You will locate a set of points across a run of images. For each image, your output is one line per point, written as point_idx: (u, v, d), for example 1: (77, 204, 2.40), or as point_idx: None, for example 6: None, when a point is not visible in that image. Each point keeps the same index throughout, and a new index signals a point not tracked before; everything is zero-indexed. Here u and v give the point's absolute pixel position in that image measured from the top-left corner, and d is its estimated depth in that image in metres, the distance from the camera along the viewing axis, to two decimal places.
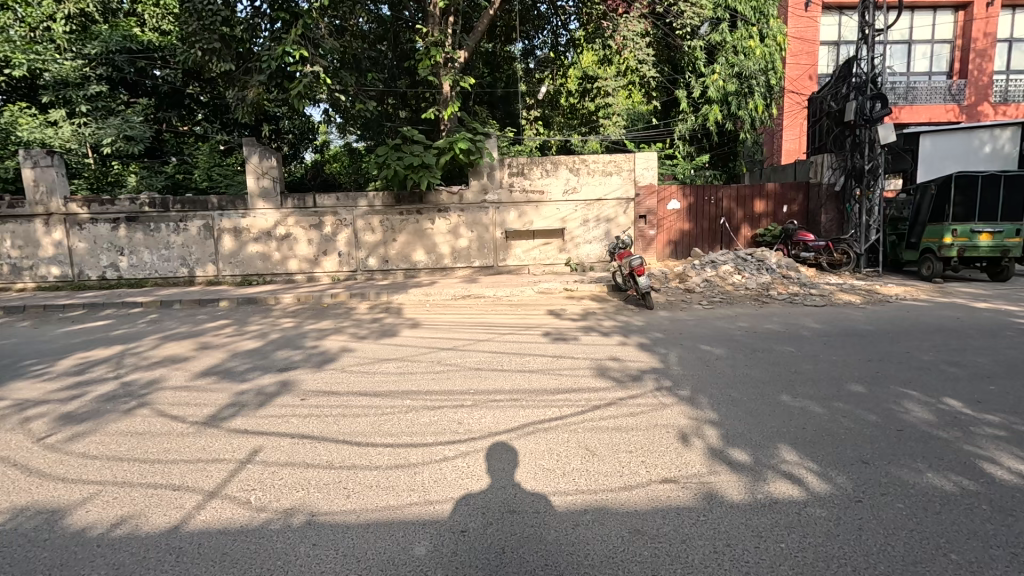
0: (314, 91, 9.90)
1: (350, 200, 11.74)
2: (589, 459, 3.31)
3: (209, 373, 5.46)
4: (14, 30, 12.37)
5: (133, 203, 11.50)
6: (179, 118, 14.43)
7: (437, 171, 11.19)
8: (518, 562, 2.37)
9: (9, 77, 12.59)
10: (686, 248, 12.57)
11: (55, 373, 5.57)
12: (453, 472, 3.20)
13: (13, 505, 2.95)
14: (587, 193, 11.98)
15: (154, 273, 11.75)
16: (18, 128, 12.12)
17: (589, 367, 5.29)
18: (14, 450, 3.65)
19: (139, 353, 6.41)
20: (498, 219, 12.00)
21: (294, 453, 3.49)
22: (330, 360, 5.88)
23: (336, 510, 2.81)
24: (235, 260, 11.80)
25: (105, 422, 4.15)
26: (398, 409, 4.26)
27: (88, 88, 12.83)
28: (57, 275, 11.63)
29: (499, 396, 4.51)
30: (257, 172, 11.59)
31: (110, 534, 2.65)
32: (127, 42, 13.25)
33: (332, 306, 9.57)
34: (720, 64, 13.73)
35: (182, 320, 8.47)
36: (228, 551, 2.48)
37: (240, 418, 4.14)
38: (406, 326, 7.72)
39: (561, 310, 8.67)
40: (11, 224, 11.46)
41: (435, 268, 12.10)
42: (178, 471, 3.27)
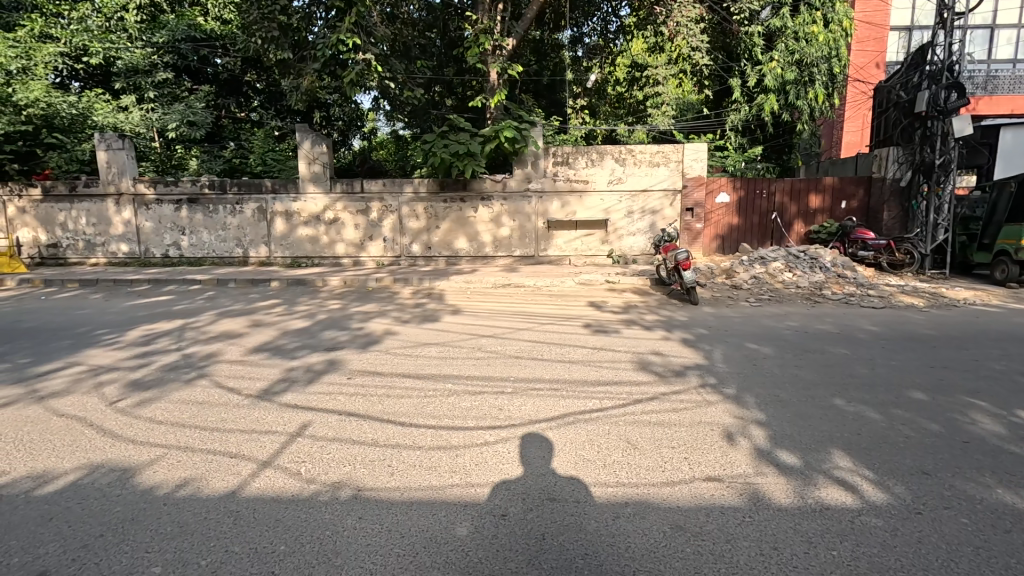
0: (366, 79, 10.13)
1: (396, 186, 11.97)
2: (630, 453, 3.27)
3: (262, 349, 5.72)
4: (92, 21, 13.31)
5: (195, 185, 12.12)
6: (237, 105, 15.21)
7: (482, 160, 11.20)
8: (558, 549, 2.38)
9: (87, 64, 13.46)
10: (734, 243, 12.17)
11: (125, 343, 5.98)
12: (494, 457, 3.24)
13: (90, 462, 3.20)
14: (633, 184, 11.76)
15: (211, 252, 12.36)
16: (93, 112, 12.80)
17: (631, 360, 5.22)
18: (90, 411, 3.96)
19: (199, 328, 6.79)
20: (541, 209, 11.93)
21: (342, 429, 3.62)
22: (375, 342, 6.04)
23: (381, 487, 2.90)
24: (286, 243, 12.27)
25: (169, 390, 4.43)
26: (440, 392, 4.34)
27: (155, 75, 13.60)
28: (126, 252, 12.41)
29: (539, 385, 4.53)
30: (309, 158, 11.98)
31: (174, 494, 2.83)
32: (191, 31, 13.90)
33: (376, 290, 9.82)
34: (779, 51, 13.05)
35: (236, 298, 8.91)
36: (281, 517, 2.61)
37: (291, 393, 4.33)
38: (448, 312, 7.83)
39: (602, 302, 8.58)
40: (86, 203, 12.27)
41: (476, 256, 12.20)
42: (235, 440, 3.46)
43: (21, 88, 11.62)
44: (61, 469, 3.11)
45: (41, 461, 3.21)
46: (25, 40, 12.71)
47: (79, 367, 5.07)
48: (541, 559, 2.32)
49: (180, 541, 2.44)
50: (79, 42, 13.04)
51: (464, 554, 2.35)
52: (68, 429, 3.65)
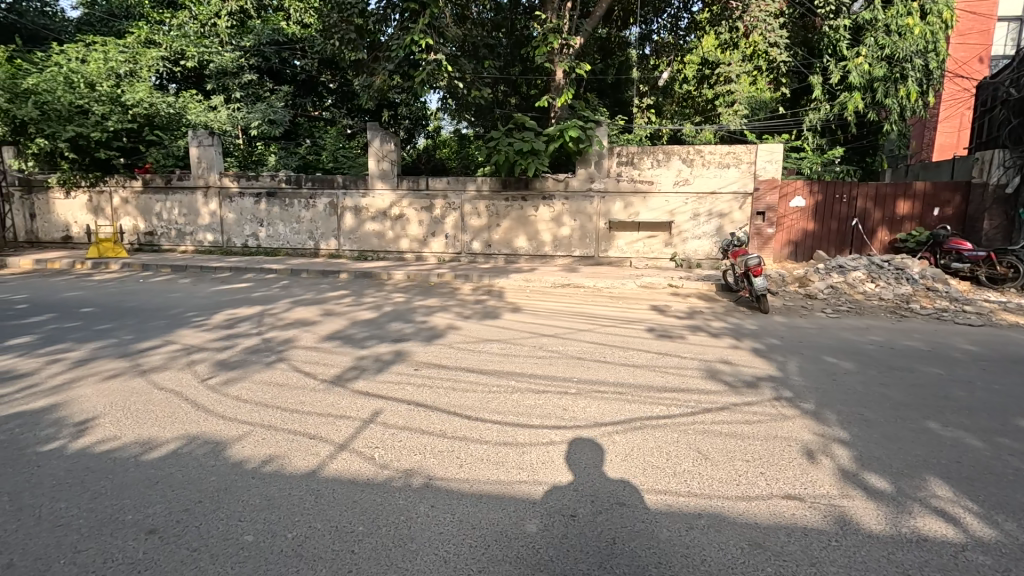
0: (436, 78, 10.41)
1: (460, 184, 12.20)
2: (701, 462, 3.18)
3: (333, 337, 6.00)
4: (189, 27, 14.43)
5: (273, 180, 12.87)
6: (311, 105, 16.00)
7: (545, 158, 11.21)
8: (630, 555, 2.34)
9: (184, 68, 14.69)
10: (808, 249, 11.43)
11: (212, 325, 6.46)
12: (560, 457, 3.22)
13: (186, 433, 3.47)
14: (700, 185, 11.38)
15: (286, 244, 13.10)
16: (188, 112, 13.88)
17: (698, 368, 5.05)
18: (185, 386, 4.30)
19: (276, 314, 7.21)
20: (603, 209, 11.79)
21: (411, 419, 3.74)
22: (438, 336, 6.18)
23: (450, 477, 2.97)
24: (354, 237, 12.81)
25: (251, 371, 4.75)
26: (504, 389, 4.39)
27: (242, 77, 14.64)
28: (211, 241, 13.39)
29: (603, 387, 4.47)
30: (378, 155, 12.43)
31: (261, 469, 3.02)
32: (275, 35, 14.72)
33: (438, 285, 10.05)
34: (867, 46, 12.10)
35: (309, 288, 9.39)
36: (358, 499, 2.73)
37: (362, 381, 4.52)
38: (507, 310, 7.90)
39: (665, 306, 8.36)
40: (178, 195, 13.34)
41: (536, 255, 12.22)
42: (312, 422, 3.65)
43: (128, 89, 12.76)
44: (163, 437, 3.40)
45: (145, 429, 3.52)
46: (133, 46, 14.00)
47: (174, 345, 5.52)
48: (613, 563, 2.30)
49: (269, 513, 2.61)
50: (178, 47, 14.23)
51: (534, 550, 2.36)
52: (167, 402, 3.99)
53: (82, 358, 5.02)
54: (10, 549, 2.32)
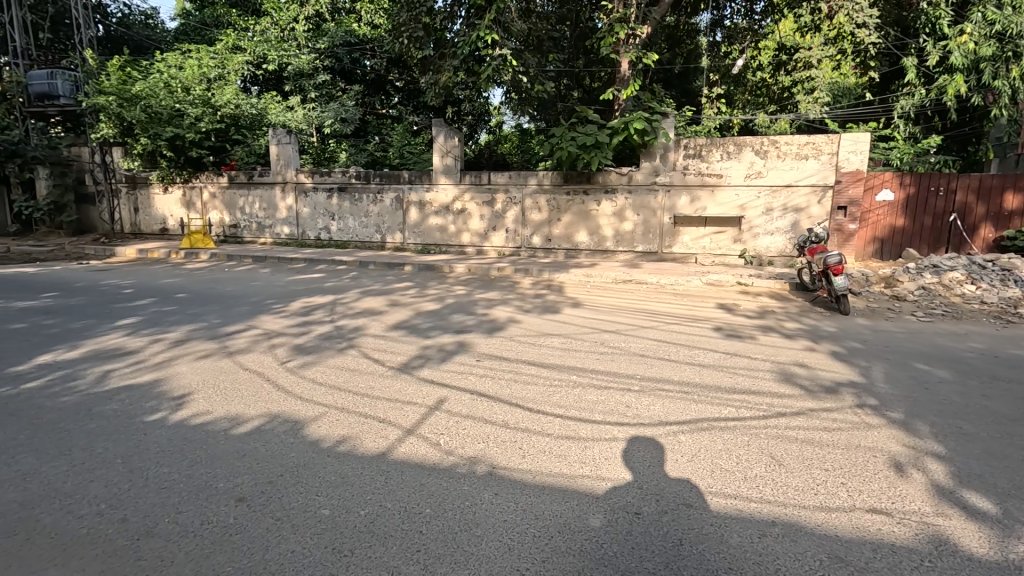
0: (501, 73, 10.47)
1: (521, 178, 12.23)
2: (774, 468, 3.03)
3: (399, 327, 6.22)
4: (271, 32, 15.29)
5: (345, 175, 13.48)
6: (379, 103, 16.62)
7: (609, 152, 11.02)
8: (698, 558, 2.28)
9: (266, 72, 15.66)
10: (896, 247, 10.52)
11: (289, 312, 6.88)
12: (623, 454, 3.18)
13: (268, 412, 3.73)
14: (775, 178, 10.77)
15: (355, 237, 13.70)
16: (269, 112, 14.80)
17: (770, 370, 4.79)
18: (267, 368, 4.62)
19: (346, 303, 7.57)
20: (667, 203, 11.46)
21: (474, 408, 3.81)
22: (499, 328, 6.25)
23: (514, 467, 3.01)
24: (418, 231, 13.20)
25: (326, 356, 5.03)
26: (566, 383, 4.38)
27: (317, 77, 15.45)
28: (287, 234, 14.23)
29: (668, 386, 4.34)
30: (443, 151, 12.70)
31: (336, 448, 3.20)
32: (347, 37, 15.36)
33: (498, 278, 10.17)
34: (973, 22, 10.67)
35: (376, 280, 9.78)
36: (425, 483, 2.83)
37: (427, 369, 4.66)
38: (568, 304, 7.86)
39: (733, 304, 8.01)
40: (259, 190, 14.25)
41: (597, 250, 12.05)
42: (381, 407, 3.81)
43: (217, 92, 13.78)
44: (249, 414, 3.68)
45: (233, 406, 3.82)
46: (222, 52, 15.09)
47: (256, 330, 5.93)
48: (681, 565, 2.24)
49: (343, 491, 2.75)
50: (261, 52, 15.15)
51: (599, 545, 2.35)
52: (251, 382, 4.30)
53: (178, 339, 5.51)
54: (123, 505, 2.59)
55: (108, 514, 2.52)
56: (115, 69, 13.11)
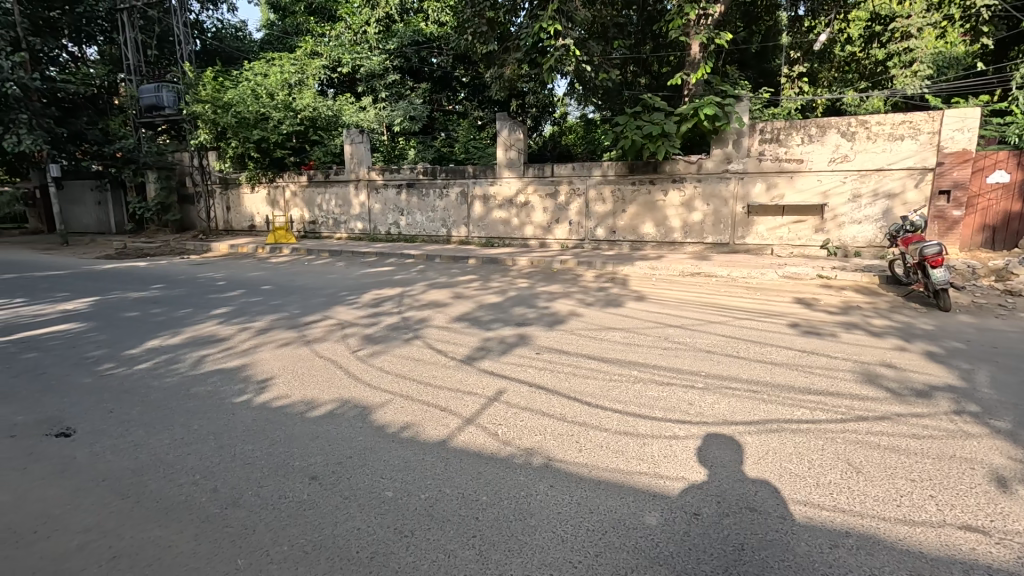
0: (564, 63, 10.38)
1: (585, 169, 12.07)
2: (851, 475, 2.83)
3: (463, 319, 6.39)
4: (345, 36, 16.08)
5: (413, 172, 13.95)
6: (446, 99, 17.11)
7: (677, 140, 10.63)
8: (760, 564, 2.18)
9: (341, 74, 16.50)
10: (1011, 237, 9.35)
11: (361, 303, 7.27)
12: (684, 452, 3.09)
13: (339, 397, 3.98)
14: (863, 162, 9.91)
15: (422, 231, 14.17)
16: (343, 114, 15.57)
17: (851, 369, 4.46)
18: (340, 356, 4.92)
19: (414, 295, 7.87)
20: (740, 191, 10.86)
21: (532, 400, 3.86)
22: (560, 322, 6.24)
23: (570, 460, 3.02)
24: (483, 225, 13.42)
25: (393, 345, 5.27)
26: (626, 378, 4.31)
27: (388, 77, 16.10)
28: (360, 229, 14.99)
29: (735, 384, 4.16)
30: (506, 144, 12.79)
31: (400, 434, 3.36)
32: (415, 36, 15.84)
33: (561, 271, 10.13)
34: None
35: (442, 273, 10.07)
36: (482, 471, 2.91)
37: (488, 361, 4.76)
38: (632, 298, 7.70)
39: (813, 299, 7.48)
40: (335, 189, 15.08)
41: (663, 242, 11.68)
42: (443, 396, 3.95)
43: (298, 97, 14.73)
44: (323, 399, 3.94)
45: (309, 391, 4.11)
46: (302, 58, 16.05)
47: (331, 320, 6.31)
48: (741, 569, 2.16)
49: (405, 474, 2.89)
50: (336, 56, 15.97)
51: (653, 543, 2.31)
52: (325, 369, 4.59)
53: (263, 327, 5.99)
54: (215, 477, 2.88)
55: (203, 484, 2.81)
56: (209, 79, 14.30)
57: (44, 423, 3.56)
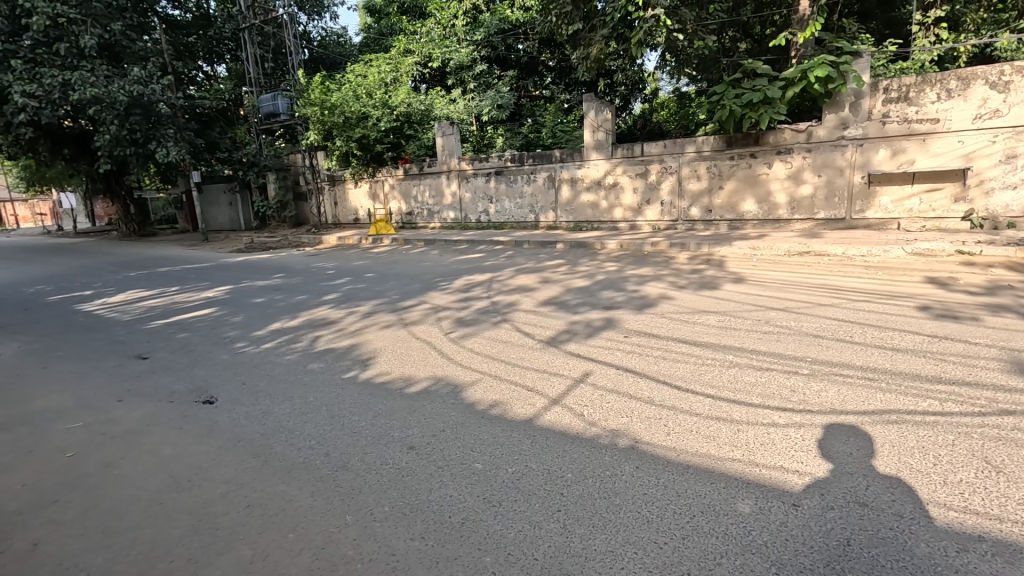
0: (654, 35, 9.93)
1: (678, 146, 11.49)
2: (990, 475, 2.48)
3: (551, 303, 6.43)
4: (435, 31, 16.66)
5: (501, 159, 14.19)
6: (533, 85, 17.25)
7: (782, 106, 9.70)
8: (869, 562, 2.01)
9: (432, 69, 17.15)
10: None
11: (453, 289, 7.59)
12: (784, 440, 2.91)
13: (433, 375, 4.23)
14: (1019, 116, 8.48)
15: (511, 218, 14.39)
16: (434, 108, 16.13)
17: (995, 357, 3.88)
18: (434, 338, 5.21)
19: (502, 281, 8.06)
20: (860, 160, 9.73)
21: (619, 383, 3.83)
22: (650, 305, 6.07)
23: (657, 443, 2.97)
24: (571, 209, 13.33)
25: (483, 328, 5.47)
26: (721, 362, 4.11)
27: (475, 68, 16.43)
28: (452, 218, 15.59)
29: (848, 371, 3.80)
30: (593, 126, 12.53)
31: (489, 411, 3.51)
32: (502, 24, 16.02)
33: (652, 254, 9.79)
34: None
35: (530, 258, 10.18)
36: (568, 449, 2.96)
37: (575, 344, 4.77)
38: (729, 280, 7.26)
39: (950, 278, 6.54)
40: (429, 180, 15.80)
41: (766, 220, 10.83)
42: (531, 376, 4.05)
43: (394, 94, 15.53)
44: (419, 376, 4.22)
45: (406, 369, 4.41)
46: (396, 57, 16.88)
47: (426, 304, 6.68)
48: (846, 566, 2.00)
49: (494, 449, 3.03)
50: (427, 51, 16.57)
51: (746, 531, 2.22)
52: (421, 349, 4.89)
53: (367, 311, 6.49)
54: (328, 442, 3.23)
55: (318, 449, 3.16)
56: (317, 83, 15.14)
57: (194, 391, 4.18)
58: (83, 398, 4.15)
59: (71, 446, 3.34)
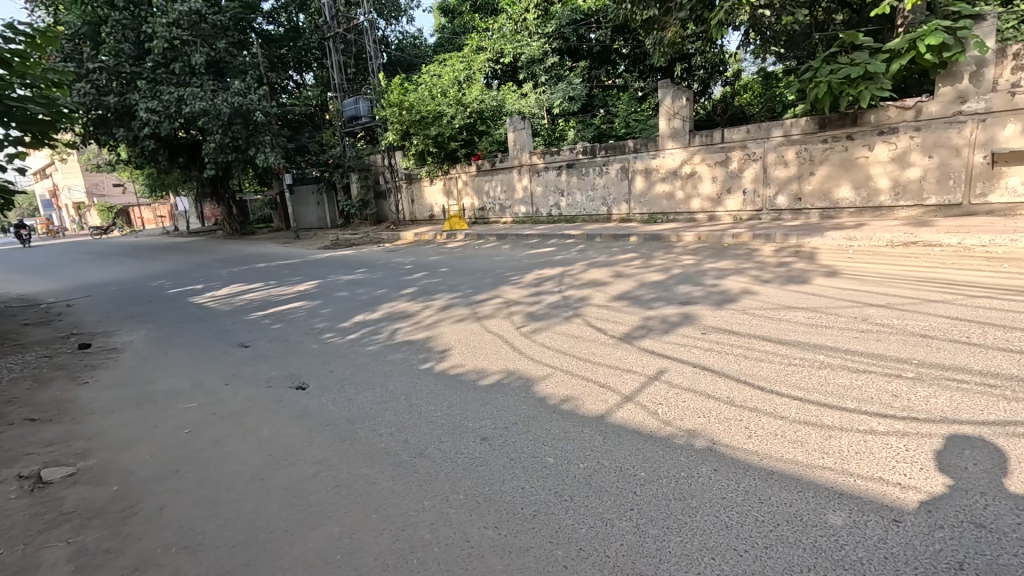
0: (735, 14, 9.39)
1: (762, 130, 10.77)
2: None
3: (624, 298, 6.29)
4: (507, 27, 16.77)
5: (572, 152, 14.04)
6: (605, 74, 16.89)
7: (886, 81, 8.76)
8: None
9: (504, 65, 17.30)
10: None
11: (525, 283, 7.65)
12: (885, 450, 2.66)
13: (505, 369, 4.30)
14: None
15: (583, 211, 14.22)
16: (506, 103, 16.30)
17: None
18: (506, 332, 5.28)
19: (574, 275, 7.99)
20: (981, 137, 8.62)
21: (697, 381, 3.68)
22: (731, 300, 5.77)
23: (737, 446, 2.83)
24: (645, 200, 12.94)
25: (554, 323, 5.47)
26: (810, 363, 3.83)
27: (547, 61, 16.36)
28: (524, 212, 15.68)
29: (963, 376, 3.39)
30: (670, 113, 12.06)
31: (560, 406, 3.52)
32: (574, 14, 15.76)
33: (733, 246, 9.28)
34: None
35: (602, 251, 10.01)
36: (641, 448, 2.90)
37: (648, 340, 4.64)
38: (820, 273, 6.72)
39: None
40: (500, 175, 15.99)
41: (865, 208, 9.89)
42: (603, 373, 4.00)
43: (467, 92, 15.86)
44: (491, 370, 4.31)
45: (479, 362, 4.52)
46: (469, 55, 17.22)
47: (499, 298, 6.78)
48: None
49: (565, 443, 3.04)
50: (499, 47, 16.76)
51: (837, 546, 2.07)
52: (493, 343, 4.98)
53: (442, 305, 6.70)
54: (406, 430, 3.39)
55: (397, 436, 3.33)
56: (396, 85, 15.81)
57: (288, 378, 4.54)
58: (196, 381, 4.66)
59: (187, 424, 3.77)
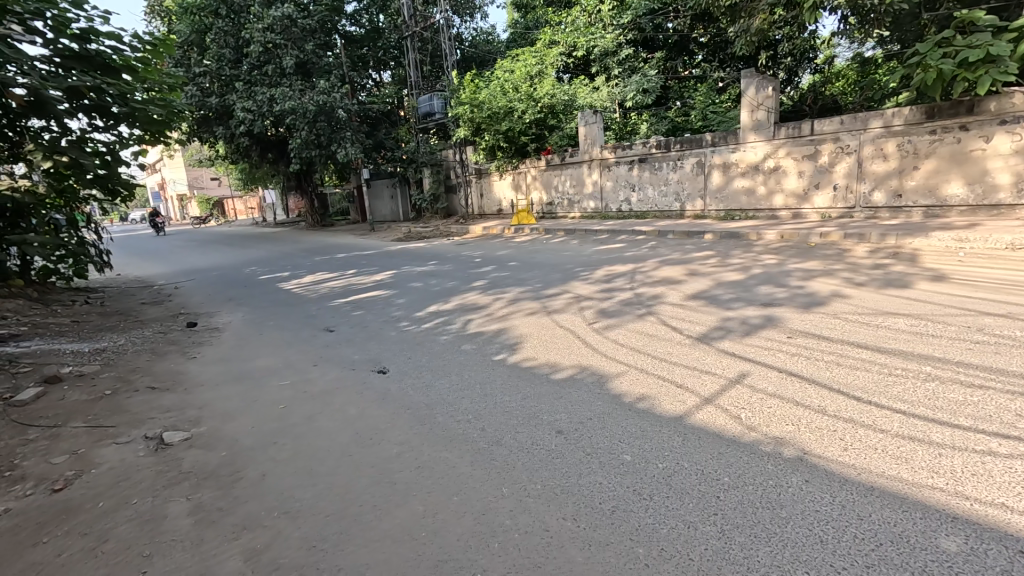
0: None
1: (858, 121, 9.96)
2: None
3: (700, 296, 6.08)
4: (580, 19, 16.52)
5: (645, 146, 13.70)
6: (682, 65, 16.16)
7: (1013, 64, 7.81)
8: None
9: (577, 58, 17.13)
10: None
11: (596, 279, 7.58)
12: (1008, 474, 2.41)
13: (579, 364, 4.30)
14: None
15: (654, 206, 13.83)
16: (578, 97, 16.15)
17: None
18: (578, 327, 5.27)
19: (646, 272, 7.80)
20: None
21: (783, 387, 3.50)
22: (819, 303, 5.42)
23: (831, 457, 2.67)
24: (722, 196, 12.38)
25: (627, 320, 5.39)
26: (914, 374, 3.52)
27: (620, 53, 16.02)
28: (592, 207, 15.50)
29: None
30: (752, 105, 11.46)
31: (636, 404, 3.47)
32: (651, 4, 15.02)
33: (820, 245, 8.68)
34: None
35: (676, 249, 9.70)
36: (723, 452, 2.80)
37: (728, 341, 4.47)
38: (924, 277, 6.14)
39: None
40: (570, 170, 15.87)
41: (979, 206, 8.91)
42: (681, 373, 3.89)
43: (539, 87, 15.89)
44: (564, 364, 4.32)
45: (552, 355, 4.54)
46: (542, 49, 17.22)
47: (569, 293, 6.76)
48: None
49: (642, 442, 2.99)
50: (572, 40, 16.61)
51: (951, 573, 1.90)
52: (565, 338, 4.99)
53: (513, 298, 6.78)
54: (482, 418, 3.48)
55: (474, 423, 3.43)
56: (468, 82, 16.10)
57: (370, 362, 4.79)
58: (287, 361, 5.03)
59: (282, 400, 4.08)
